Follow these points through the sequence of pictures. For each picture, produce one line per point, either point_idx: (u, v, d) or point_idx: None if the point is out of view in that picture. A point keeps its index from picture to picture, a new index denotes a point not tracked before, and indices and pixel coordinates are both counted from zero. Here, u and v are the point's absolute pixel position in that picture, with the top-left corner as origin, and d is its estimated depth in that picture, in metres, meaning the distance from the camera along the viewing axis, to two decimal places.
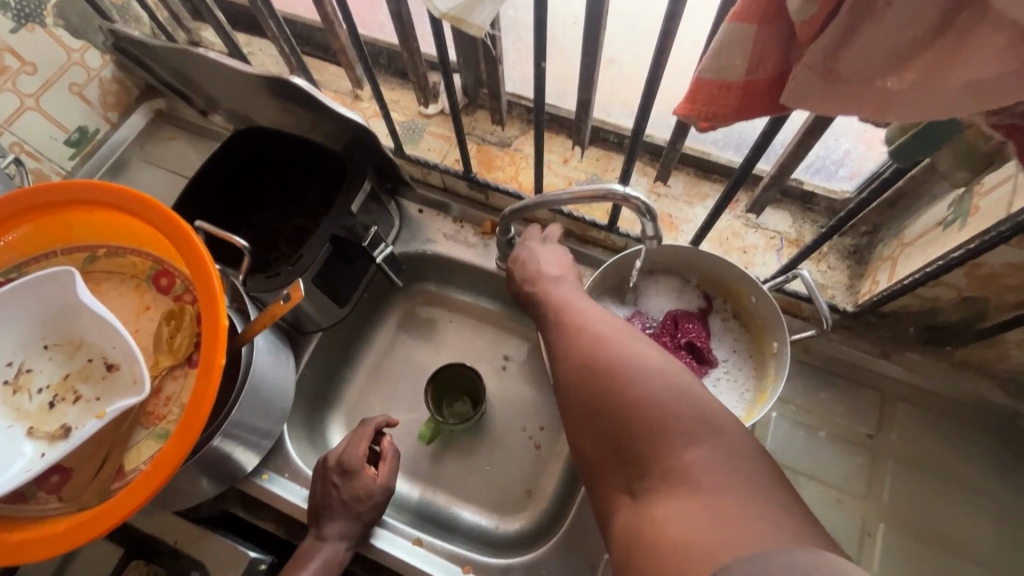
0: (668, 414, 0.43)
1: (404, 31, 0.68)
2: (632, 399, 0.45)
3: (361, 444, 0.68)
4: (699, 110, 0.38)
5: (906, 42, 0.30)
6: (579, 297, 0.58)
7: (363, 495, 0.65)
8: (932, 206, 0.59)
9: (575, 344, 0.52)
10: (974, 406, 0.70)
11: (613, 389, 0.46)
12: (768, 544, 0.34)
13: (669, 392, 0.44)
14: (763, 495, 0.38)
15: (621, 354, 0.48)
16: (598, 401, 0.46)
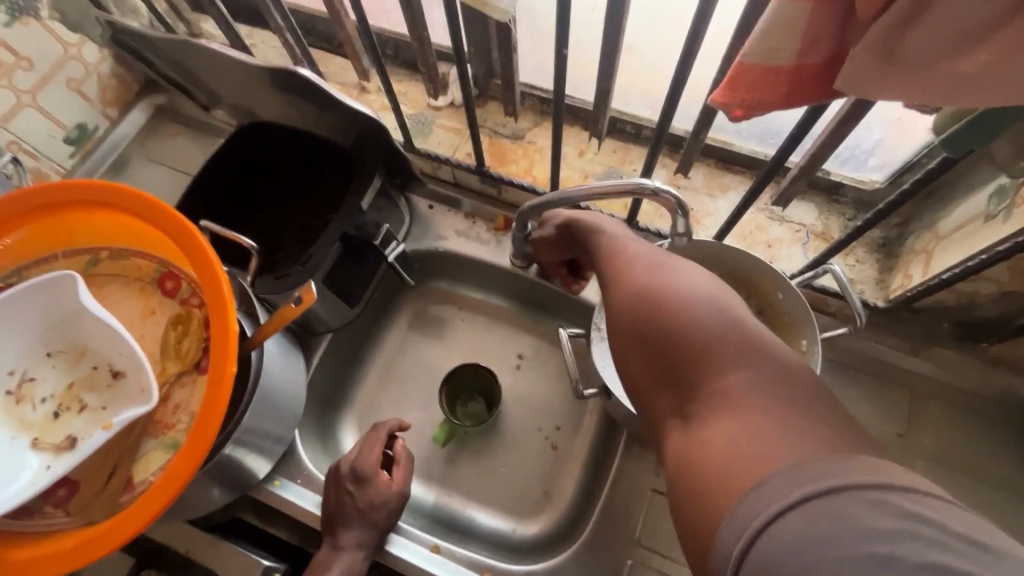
0: (718, 349, 0.39)
1: (414, 19, 0.66)
2: (686, 337, 0.41)
3: (375, 449, 0.66)
4: (740, 100, 0.35)
5: (980, 20, 0.27)
6: (625, 231, 0.54)
7: (378, 502, 0.63)
8: (964, 199, 0.57)
9: (622, 278, 0.48)
10: (1008, 402, 0.68)
11: (667, 327, 0.42)
12: (808, 462, 0.30)
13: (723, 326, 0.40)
14: (814, 416, 0.35)
15: (671, 280, 0.44)
16: (648, 335, 0.43)
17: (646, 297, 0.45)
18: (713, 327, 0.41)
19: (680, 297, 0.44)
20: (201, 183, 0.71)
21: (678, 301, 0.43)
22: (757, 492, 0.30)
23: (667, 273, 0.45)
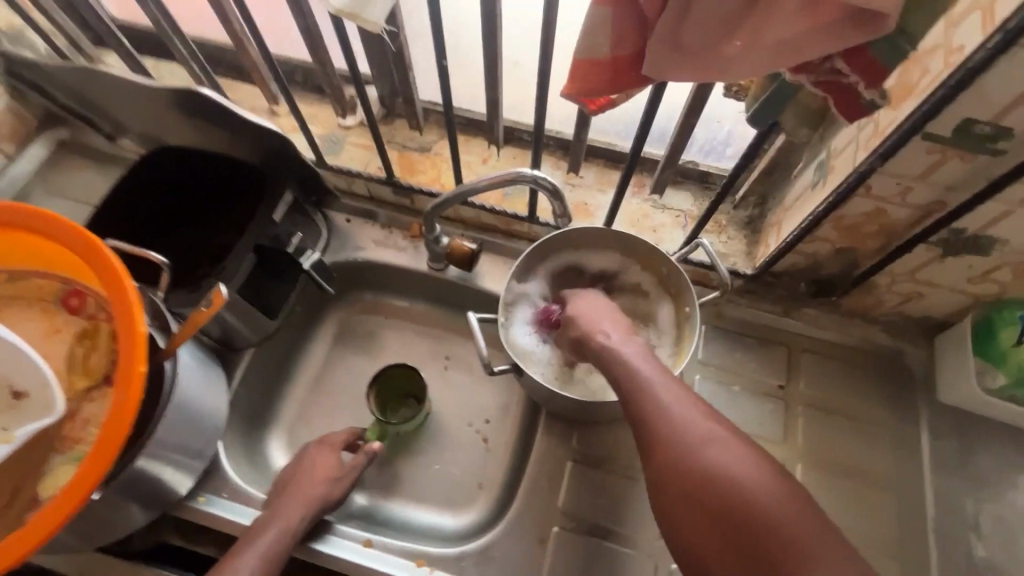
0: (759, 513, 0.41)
1: (314, 45, 0.71)
2: (704, 450, 0.45)
3: (337, 439, 0.73)
4: (579, 88, 0.43)
5: (728, 11, 0.35)
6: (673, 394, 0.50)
7: (326, 482, 0.67)
8: (799, 175, 0.67)
9: (640, 394, 0.51)
10: (868, 349, 0.78)
11: (684, 444, 0.46)
12: None
13: (728, 444, 0.45)
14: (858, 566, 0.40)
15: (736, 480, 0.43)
16: (674, 456, 0.46)
17: (668, 418, 0.48)
18: (727, 445, 0.45)
19: (683, 408, 0.48)
20: (110, 207, 0.73)
21: (687, 424, 0.47)
22: None
23: (677, 394, 0.50)
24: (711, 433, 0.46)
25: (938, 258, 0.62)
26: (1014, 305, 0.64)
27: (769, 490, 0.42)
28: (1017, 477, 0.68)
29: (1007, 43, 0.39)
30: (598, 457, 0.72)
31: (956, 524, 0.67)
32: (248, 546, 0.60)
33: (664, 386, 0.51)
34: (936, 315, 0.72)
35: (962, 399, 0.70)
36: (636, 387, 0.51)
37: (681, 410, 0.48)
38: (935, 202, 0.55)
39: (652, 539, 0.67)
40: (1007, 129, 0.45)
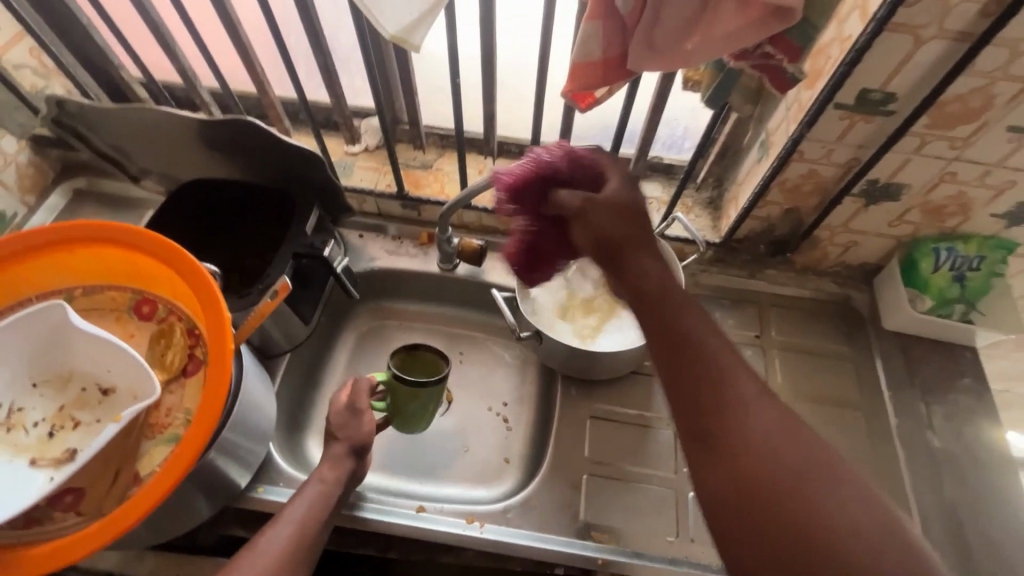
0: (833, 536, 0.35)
1: (331, 80, 0.82)
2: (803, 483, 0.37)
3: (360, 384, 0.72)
4: (578, 85, 0.55)
5: (686, 16, 0.49)
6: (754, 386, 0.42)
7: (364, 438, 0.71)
8: (745, 156, 0.82)
9: (701, 374, 0.42)
10: (821, 298, 0.92)
11: (767, 463, 0.38)
12: None
13: (813, 456, 0.38)
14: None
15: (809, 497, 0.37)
16: (746, 447, 0.39)
17: (735, 416, 0.40)
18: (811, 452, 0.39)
19: (768, 408, 0.40)
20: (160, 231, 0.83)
21: (777, 438, 0.39)
22: None
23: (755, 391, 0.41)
24: (796, 439, 0.39)
25: (863, 208, 0.77)
26: (925, 240, 0.79)
27: (856, 520, 0.35)
28: (954, 382, 0.82)
29: (878, 29, 0.55)
30: (612, 411, 0.82)
31: (913, 427, 0.80)
32: (295, 499, 0.63)
33: (726, 358, 0.43)
34: (871, 260, 0.87)
35: (902, 322, 0.85)
36: (711, 373, 0.42)
37: (762, 408, 0.40)
38: (852, 160, 0.71)
39: (670, 474, 0.77)
40: (892, 93, 0.62)
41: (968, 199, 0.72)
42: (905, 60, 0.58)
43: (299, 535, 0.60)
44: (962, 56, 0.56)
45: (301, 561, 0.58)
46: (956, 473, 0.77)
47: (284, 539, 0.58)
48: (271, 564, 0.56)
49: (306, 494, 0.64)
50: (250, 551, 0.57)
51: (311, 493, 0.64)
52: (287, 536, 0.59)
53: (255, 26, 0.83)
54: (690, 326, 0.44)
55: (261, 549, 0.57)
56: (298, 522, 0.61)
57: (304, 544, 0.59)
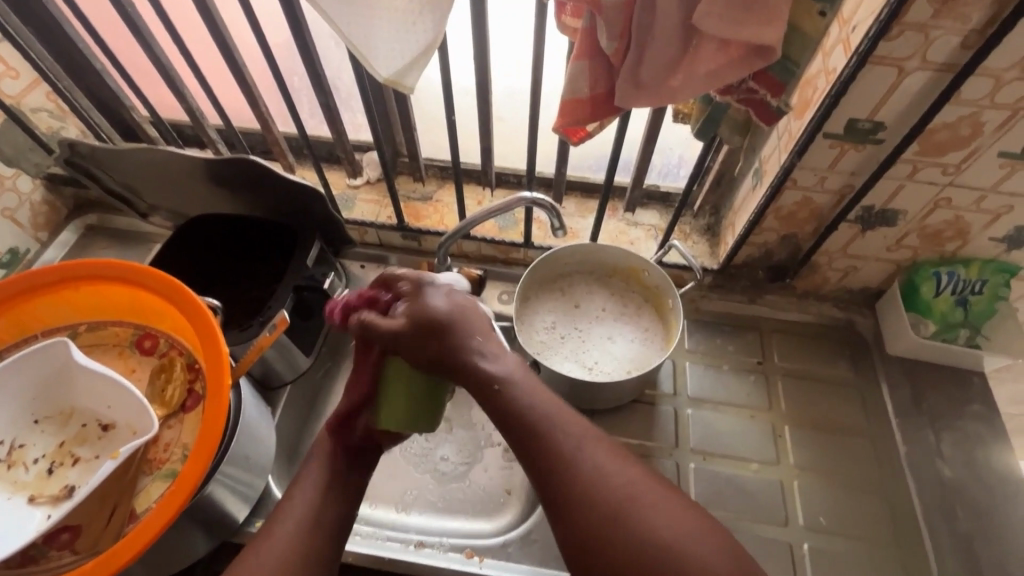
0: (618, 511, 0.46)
1: (332, 117, 0.85)
2: (631, 506, 0.46)
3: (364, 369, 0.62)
4: (567, 120, 0.57)
5: (672, 55, 0.50)
6: (558, 404, 0.54)
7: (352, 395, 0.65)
8: (741, 183, 0.83)
9: (552, 457, 0.49)
10: (823, 323, 0.91)
11: (592, 476, 0.48)
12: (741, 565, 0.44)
13: (637, 478, 0.48)
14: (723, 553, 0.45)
15: (604, 472, 0.48)
16: (556, 460, 0.49)
17: (570, 465, 0.49)
18: (606, 455, 0.50)
19: (576, 430, 0.51)
20: (164, 264, 0.84)
21: (598, 470, 0.48)
22: None
23: (592, 446, 0.50)
24: (598, 445, 0.50)
25: (860, 234, 0.77)
26: (926, 265, 0.79)
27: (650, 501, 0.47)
28: (962, 408, 0.81)
29: (862, 61, 0.56)
30: (613, 441, 0.81)
31: (921, 454, 0.79)
32: (302, 482, 0.61)
33: (585, 449, 0.50)
34: (872, 284, 0.86)
35: (906, 348, 0.84)
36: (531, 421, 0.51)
37: (566, 428, 0.51)
38: (845, 187, 0.71)
39: None
40: (879, 122, 0.62)
41: (965, 223, 0.72)
42: (890, 90, 0.59)
43: (308, 513, 0.57)
44: (946, 86, 0.57)
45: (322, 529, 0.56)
46: (967, 500, 0.75)
47: (296, 518, 0.56)
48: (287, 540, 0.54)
49: (297, 497, 0.59)
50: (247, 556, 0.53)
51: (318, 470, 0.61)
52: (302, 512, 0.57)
53: (259, 69, 0.86)
54: (545, 413, 0.52)
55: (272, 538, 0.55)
56: (295, 523, 0.56)
57: (318, 518, 0.57)
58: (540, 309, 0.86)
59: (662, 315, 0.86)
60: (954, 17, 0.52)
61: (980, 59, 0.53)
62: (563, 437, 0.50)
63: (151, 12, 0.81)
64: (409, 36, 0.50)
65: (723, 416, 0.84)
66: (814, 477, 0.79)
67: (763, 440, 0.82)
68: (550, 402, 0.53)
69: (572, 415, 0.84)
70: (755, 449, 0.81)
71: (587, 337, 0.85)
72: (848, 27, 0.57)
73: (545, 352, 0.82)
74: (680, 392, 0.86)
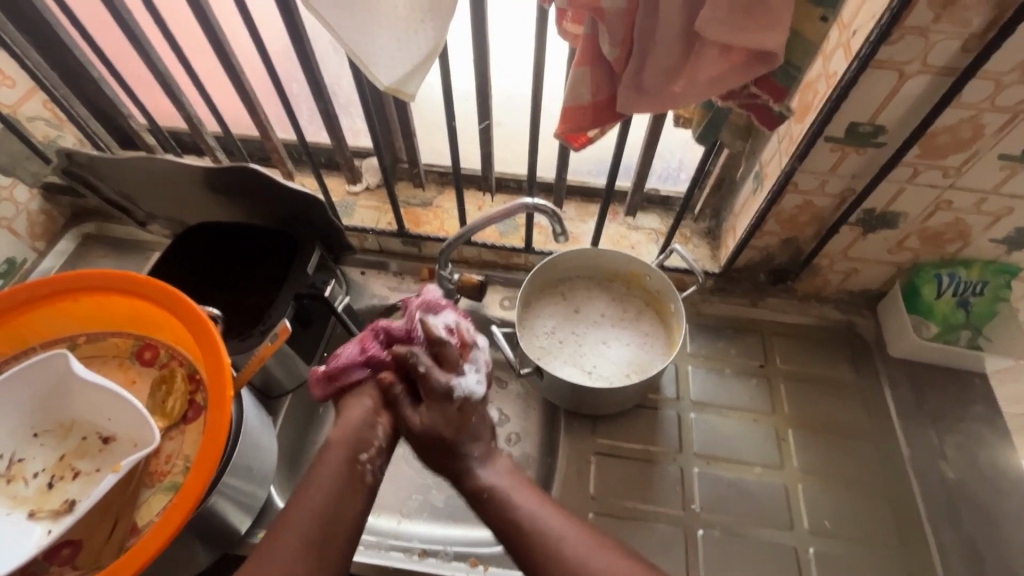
0: None
1: (331, 124, 0.84)
2: None
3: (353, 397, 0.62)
4: (568, 126, 0.57)
5: (673, 62, 0.50)
6: (541, 501, 0.55)
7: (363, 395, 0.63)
8: (741, 186, 0.83)
9: (542, 561, 0.51)
10: (825, 325, 0.91)
11: (576, 574, 0.50)
12: None
13: (621, 569, 0.50)
14: None
15: (586, 566, 0.50)
16: (542, 565, 0.51)
17: (556, 565, 0.50)
18: (589, 548, 0.51)
19: (557, 523, 0.53)
20: (164, 273, 0.84)
21: (582, 568, 0.50)
22: None
23: (576, 540, 0.52)
24: (579, 537, 0.52)
25: (861, 236, 0.77)
26: (927, 266, 0.79)
27: None
28: (964, 410, 0.81)
29: (863, 66, 0.56)
30: (617, 446, 0.81)
31: (925, 455, 0.78)
32: (315, 478, 0.54)
33: (594, 557, 0.51)
34: (872, 286, 0.86)
35: (908, 349, 0.84)
36: (515, 523, 0.53)
37: (550, 527, 0.53)
38: (846, 190, 0.72)
39: (678, 510, 0.76)
40: (880, 125, 0.62)
41: (966, 225, 0.72)
42: (891, 94, 0.59)
43: (318, 527, 0.51)
44: (946, 90, 0.57)
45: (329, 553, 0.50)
46: (971, 502, 0.75)
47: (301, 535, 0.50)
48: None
49: (319, 480, 0.54)
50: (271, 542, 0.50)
51: (335, 467, 0.55)
52: (311, 524, 0.51)
53: (258, 76, 0.85)
54: (528, 515, 0.54)
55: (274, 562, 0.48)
56: (304, 537, 0.50)
57: (326, 541, 0.51)
58: (542, 315, 0.86)
59: (664, 320, 0.86)
60: (954, 22, 0.52)
61: (980, 63, 0.53)
62: (547, 534, 0.52)
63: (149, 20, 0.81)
64: (410, 45, 0.50)
65: (726, 420, 0.84)
66: (818, 481, 0.79)
67: (766, 443, 0.82)
68: (529, 498, 0.55)
69: (575, 421, 0.84)
70: (759, 453, 0.81)
71: (586, 342, 0.85)
72: (849, 32, 0.58)
73: (547, 358, 0.82)
74: (683, 395, 0.85)
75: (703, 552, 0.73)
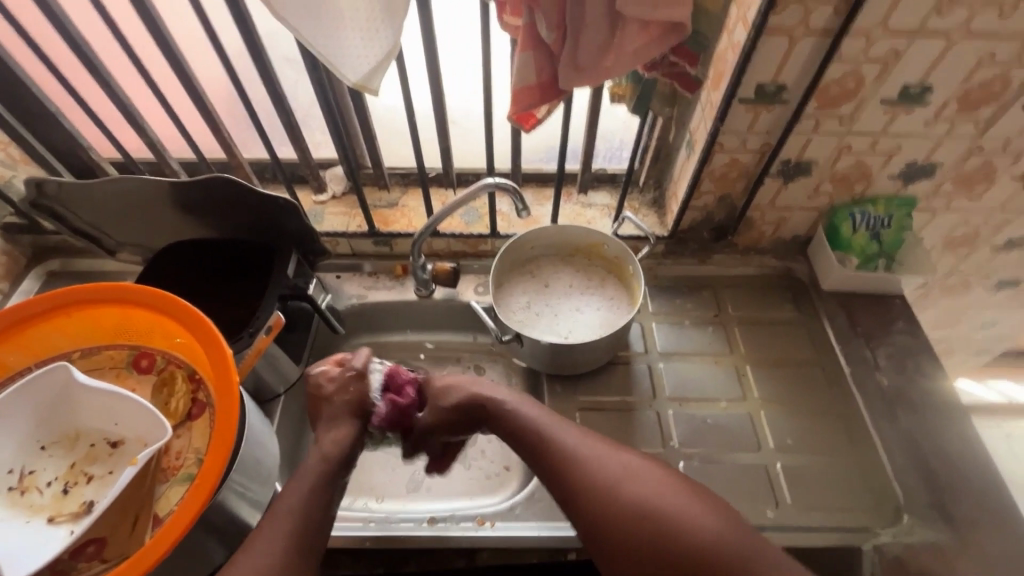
0: (598, 487, 0.60)
1: (295, 136, 0.89)
2: (608, 485, 0.59)
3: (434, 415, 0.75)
4: (521, 104, 0.64)
5: (602, 39, 0.58)
6: (543, 408, 0.69)
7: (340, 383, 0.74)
8: (677, 155, 0.93)
9: (547, 442, 0.64)
10: (766, 273, 1.01)
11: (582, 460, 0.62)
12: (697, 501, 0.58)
13: (613, 453, 0.63)
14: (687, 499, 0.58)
15: (587, 449, 0.63)
16: (548, 447, 0.64)
17: (563, 449, 0.63)
18: (587, 441, 0.64)
19: (553, 422, 0.67)
20: None
21: (587, 458, 0.62)
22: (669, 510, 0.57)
23: (578, 436, 0.65)
24: (580, 434, 0.65)
25: (783, 186, 0.88)
26: (842, 207, 0.91)
27: (622, 468, 0.61)
28: (892, 327, 0.92)
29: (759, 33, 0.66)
30: (598, 402, 0.88)
31: (863, 369, 0.89)
32: (291, 486, 0.63)
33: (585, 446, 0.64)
34: (801, 231, 0.97)
35: (836, 282, 0.95)
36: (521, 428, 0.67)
37: (554, 425, 0.66)
38: (764, 145, 0.82)
39: (659, 449, 0.84)
40: (782, 84, 0.73)
41: (866, 165, 0.84)
42: (786, 55, 0.70)
43: (302, 520, 0.59)
44: (829, 47, 0.68)
45: (308, 539, 0.59)
46: (907, 403, 0.84)
47: (287, 525, 0.58)
48: (270, 558, 0.55)
49: (299, 485, 0.62)
50: (259, 536, 0.57)
51: (307, 478, 0.63)
52: (292, 524, 0.59)
53: (220, 98, 0.90)
54: (536, 421, 0.67)
55: (257, 544, 0.56)
56: (292, 514, 0.59)
57: (307, 529, 0.59)
58: (515, 292, 0.93)
59: (624, 283, 0.95)
60: None
61: (850, 22, 0.64)
62: (552, 429, 0.66)
63: (104, 51, 0.84)
64: (372, 42, 0.56)
65: (691, 365, 0.92)
66: (777, 406, 0.88)
67: (729, 381, 0.90)
68: (540, 413, 0.68)
69: (557, 384, 0.90)
70: (724, 389, 0.89)
71: (560, 312, 0.92)
72: (744, 7, 0.68)
73: (523, 328, 0.89)
74: (651, 349, 0.94)
75: (687, 481, 0.81)
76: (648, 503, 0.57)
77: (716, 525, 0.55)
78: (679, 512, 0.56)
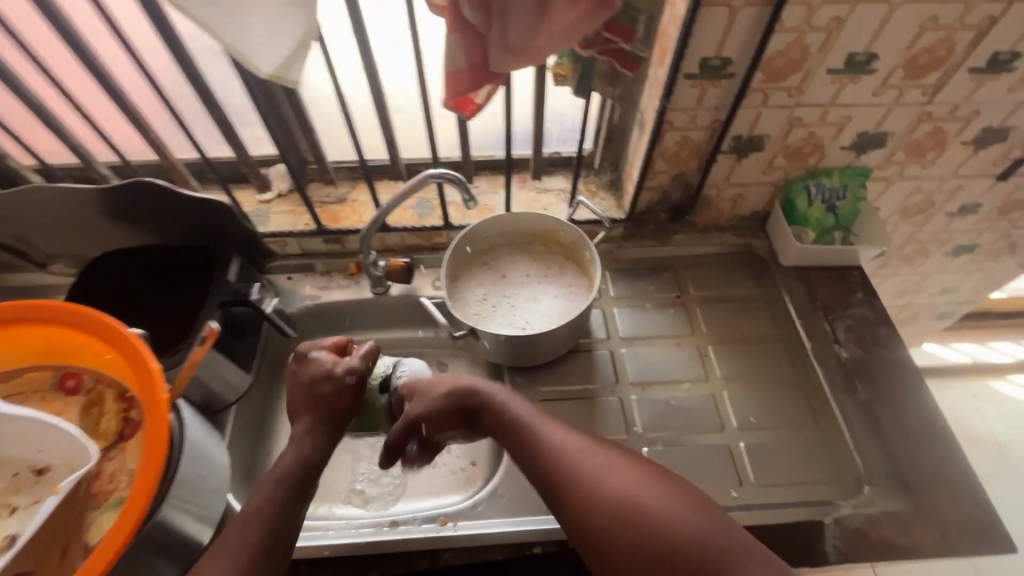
0: (566, 466, 0.60)
1: (228, 133, 0.85)
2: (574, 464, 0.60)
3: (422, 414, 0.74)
4: (455, 89, 0.61)
5: (531, 17, 0.55)
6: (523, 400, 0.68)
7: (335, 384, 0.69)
8: (629, 135, 0.91)
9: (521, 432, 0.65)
10: (727, 251, 1.00)
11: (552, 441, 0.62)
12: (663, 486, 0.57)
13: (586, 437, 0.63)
14: (654, 481, 0.58)
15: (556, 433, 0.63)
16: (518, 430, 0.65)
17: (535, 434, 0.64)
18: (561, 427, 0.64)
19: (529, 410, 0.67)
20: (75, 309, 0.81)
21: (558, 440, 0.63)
22: (632, 490, 0.57)
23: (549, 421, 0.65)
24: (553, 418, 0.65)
25: (737, 162, 0.86)
26: (797, 180, 0.90)
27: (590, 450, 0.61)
28: (850, 299, 0.92)
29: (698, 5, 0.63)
30: (560, 392, 0.87)
31: (823, 343, 0.89)
32: (262, 485, 0.61)
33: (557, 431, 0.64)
34: (758, 207, 0.96)
35: (795, 256, 0.94)
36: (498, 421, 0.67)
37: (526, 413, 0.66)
38: (714, 121, 0.80)
39: (623, 435, 0.83)
40: (727, 57, 0.71)
41: (818, 137, 0.83)
42: (727, 27, 0.67)
43: (267, 523, 0.58)
44: (770, 16, 0.66)
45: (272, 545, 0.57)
46: (866, 374, 0.85)
47: (254, 530, 0.57)
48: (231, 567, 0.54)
49: (269, 484, 0.61)
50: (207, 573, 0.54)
51: (278, 477, 0.62)
52: (260, 531, 0.57)
53: (143, 96, 0.84)
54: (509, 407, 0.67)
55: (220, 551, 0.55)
56: (260, 518, 0.58)
57: (272, 534, 0.58)
58: (473, 283, 0.91)
59: (582, 269, 0.93)
60: None
61: None
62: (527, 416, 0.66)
63: None
64: (284, 29, 0.53)
65: (653, 349, 0.91)
66: (739, 385, 0.88)
67: (691, 362, 0.90)
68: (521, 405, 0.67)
69: (519, 375, 0.89)
70: (687, 371, 0.89)
71: (518, 302, 0.90)
72: None
73: (481, 321, 0.87)
74: (613, 334, 0.92)
75: None
76: (613, 487, 0.57)
77: (675, 504, 0.55)
78: (641, 496, 0.56)
